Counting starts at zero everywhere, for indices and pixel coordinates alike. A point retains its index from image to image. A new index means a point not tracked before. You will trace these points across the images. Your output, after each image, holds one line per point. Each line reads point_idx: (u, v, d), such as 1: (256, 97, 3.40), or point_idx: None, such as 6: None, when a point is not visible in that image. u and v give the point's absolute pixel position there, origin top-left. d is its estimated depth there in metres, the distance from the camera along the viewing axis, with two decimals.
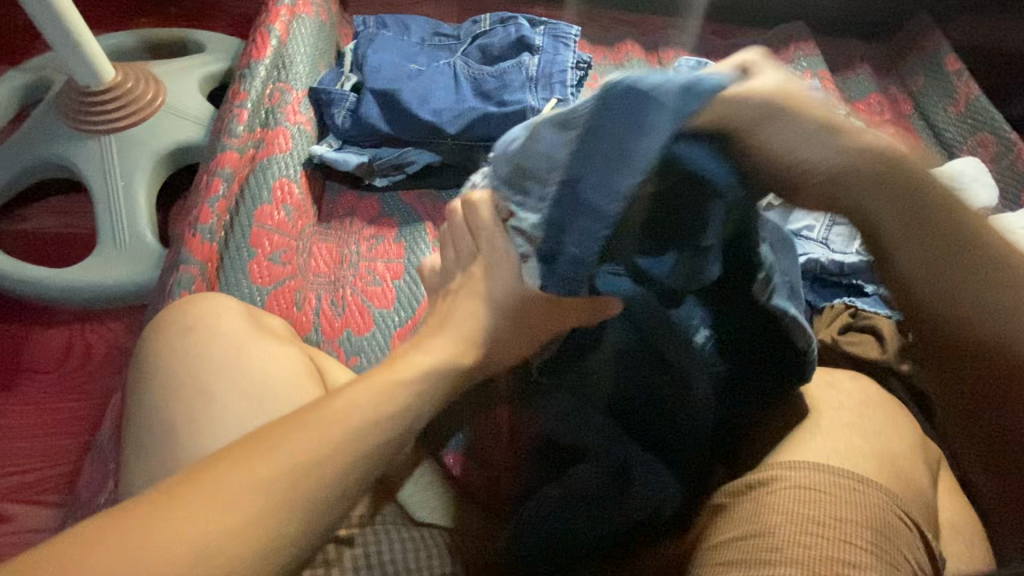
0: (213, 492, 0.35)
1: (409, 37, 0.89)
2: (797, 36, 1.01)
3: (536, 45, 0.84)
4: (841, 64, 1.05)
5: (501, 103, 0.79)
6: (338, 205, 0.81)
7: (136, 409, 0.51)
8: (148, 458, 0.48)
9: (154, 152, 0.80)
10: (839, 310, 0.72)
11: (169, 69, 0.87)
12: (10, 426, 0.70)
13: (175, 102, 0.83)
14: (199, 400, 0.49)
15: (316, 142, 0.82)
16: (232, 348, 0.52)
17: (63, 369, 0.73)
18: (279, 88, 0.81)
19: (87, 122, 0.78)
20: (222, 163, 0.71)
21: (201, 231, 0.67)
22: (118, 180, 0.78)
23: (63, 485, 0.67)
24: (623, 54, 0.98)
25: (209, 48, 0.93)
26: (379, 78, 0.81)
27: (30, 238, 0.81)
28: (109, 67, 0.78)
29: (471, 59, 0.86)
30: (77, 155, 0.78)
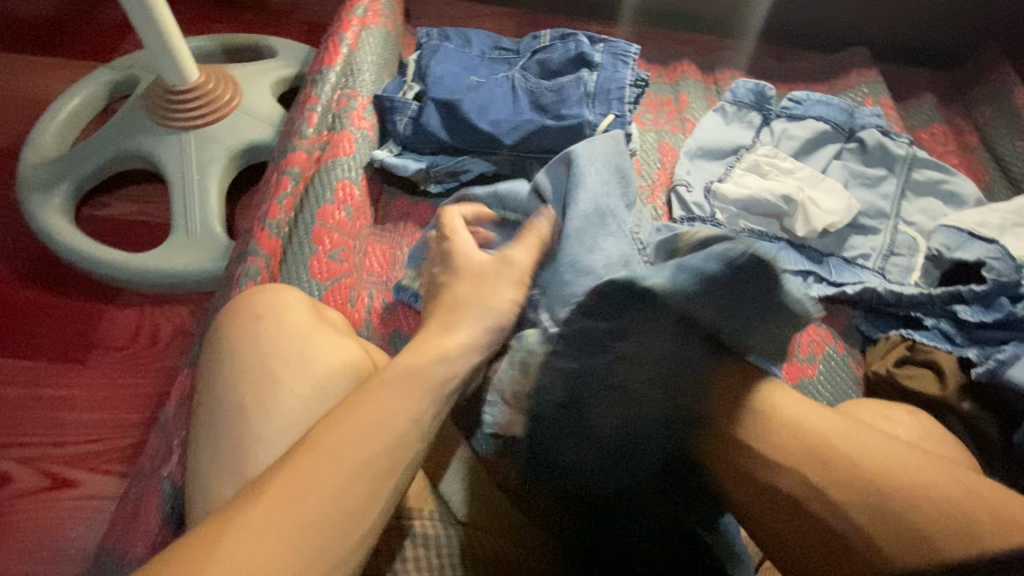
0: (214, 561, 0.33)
1: (470, 49, 0.92)
2: (859, 61, 1.00)
3: (595, 61, 0.86)
4: (903, 92, 1.03)
5: (559, 117, 0.81)
6: (394, 207, 0.83)
7: (207, 389, 0.54)
8: (216, 436, 0.50)
9: (227, 149, 0.85)
10: (894, 343, 0.70)
11: (245, 72, 0.92)
12: (84, 397, 0.75)
13: (249, 104, 0.88)
14: (268, 383, 0.52)
15: (377, 148, 0.85)
16: (298, 334, 0.55)
17: (133, 347, 0.78)
18: (346, 94, 0.84)
19: (169, 119, 0.84)
20: (292, 163, 0.76)
21: (269, 226, 0.71)
22: (195, 174, 0.83)
23: (127, 457, 0.72)
24: (679, 73, 0.99)
25: (282, 53, 0.98)
26: (441, 88, 0.84)
27: (109, 223, 0.87)
28: (194, 69, 0.83)
29: (530, 73, 0.88)
30: (158, 150, 0.84)
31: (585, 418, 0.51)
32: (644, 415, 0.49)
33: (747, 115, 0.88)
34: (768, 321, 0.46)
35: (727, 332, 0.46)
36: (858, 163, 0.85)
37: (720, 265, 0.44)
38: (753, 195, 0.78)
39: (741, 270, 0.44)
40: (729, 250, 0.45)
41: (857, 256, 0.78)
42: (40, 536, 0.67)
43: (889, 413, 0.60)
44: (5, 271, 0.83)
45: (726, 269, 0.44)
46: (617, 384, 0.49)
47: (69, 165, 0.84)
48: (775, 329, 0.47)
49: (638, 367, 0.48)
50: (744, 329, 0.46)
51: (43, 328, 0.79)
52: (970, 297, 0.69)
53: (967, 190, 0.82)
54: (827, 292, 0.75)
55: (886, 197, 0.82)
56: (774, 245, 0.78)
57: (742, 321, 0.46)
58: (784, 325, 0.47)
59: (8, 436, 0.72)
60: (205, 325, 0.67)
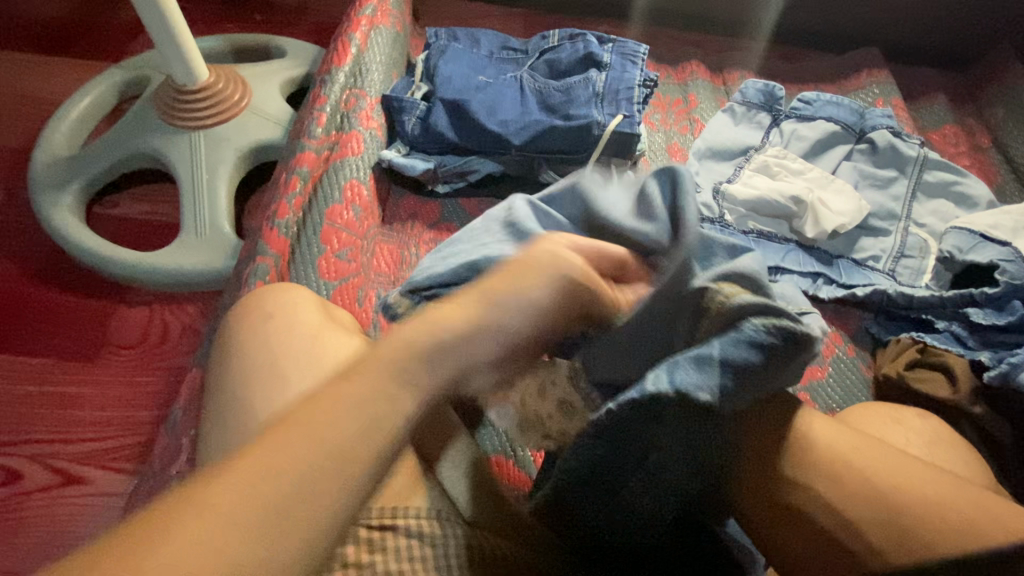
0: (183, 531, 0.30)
1: (478, 49, 0.92)
2: (870, 61, 0.99)
3: (604, 61, 0.86)
4: (914, 93, 1.02)
5: (567, 117, 0.80)
6: (401, 207, 0.83)
7: (216, 387, 0.54)
8: (224, 432, 0.51)
9: (237, 149, 0.85)
10: (906, 344, 0.69)
11: (255, 72, 0.92)
12: (93, 395, 0.76)
13: (259, 104, 0.88)
14: (275, 381, 0.52)
15: (385, 148, 0.85)
16: (307, 333, 0.55)
17: (142, 346, 0.79)
18: (355, 94, 0.84)
19: (178, 118, 0.84)
20: (301, 162, 0.76)
21: (278, 225, 0.71)
22: (204, 173, 0.83)
23: (136, 455, 0.72)
24: (688, 73, 0.99)
25: (291, 53, 0.98)
26: (449, 88, 0.84)
27: (119, 222, 0.88)
28: (204, 69, 0.83)
29: (538, 73, 0.88)
30: (168, 149, 0.84)
31: (622, 495, 0.47)
32: (679, 484, 0.46)
33: (756, 115, 0.88)
34: (789, 369, 0.47)
35: (756, 397, 0.47)
36: (868, 164, 0.84)
37: (750, 352, 0.44)
38: (762, 196, 0.78)
39: (781, 340, 0.45)
40: (755, 329, 0.45)
41: (867, 258, 0.77)
42: (51, 531, 0.67)
43: (898, 415, 0.59)
44: (16, 269, 0.83)
45: (760, 353, 0.45)
46: (644, 461, 0.47)
47: (80, 164, 0.85)
48: (785, 381, 0.48)
49: (672, 458, 0.46)
50: (771, 386, 0.47)
51: (53, 326, 0.80)
52: (983, 299, 0.69)
53: (979, 192, 0.81)
54: (837, 294, 0.75)
55: (896, 199, 0.81)
56: (783, 246, 0.77)
57: (767, 384, 0.47)
58: (799, 367, 0.49)
59: (19, 433, 0.73)
60: (215, 323, 0.67)
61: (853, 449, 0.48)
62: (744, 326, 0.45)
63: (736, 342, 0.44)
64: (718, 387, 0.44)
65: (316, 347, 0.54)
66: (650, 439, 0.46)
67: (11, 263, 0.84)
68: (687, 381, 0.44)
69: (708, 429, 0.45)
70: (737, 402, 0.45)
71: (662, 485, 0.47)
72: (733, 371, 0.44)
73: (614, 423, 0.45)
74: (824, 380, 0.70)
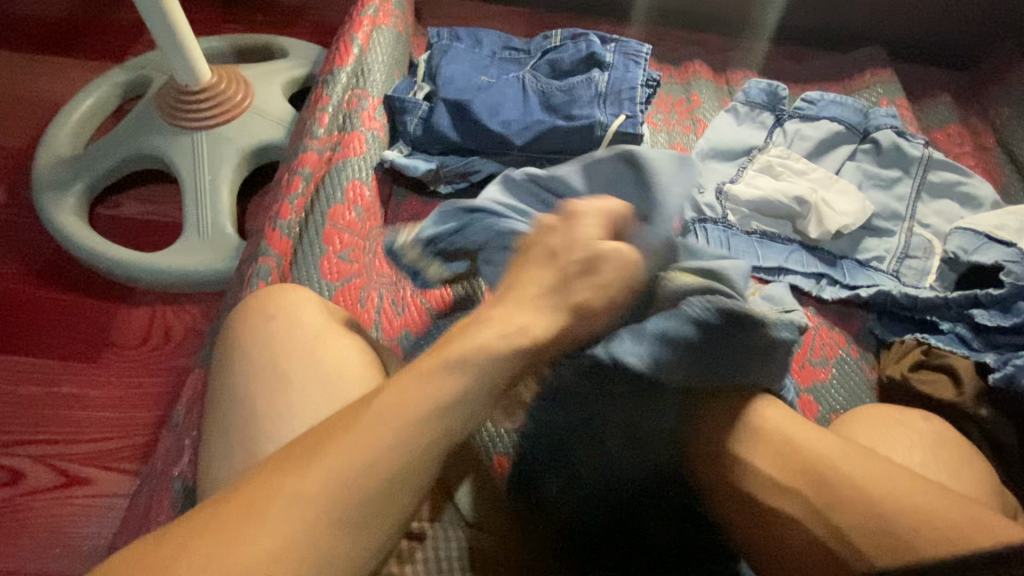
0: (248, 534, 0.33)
1: (480, 49, 0.92)
2: (874, 61, 0.99)
3: (606, 61, 0.85)
4: (918, 93, 1.02)
5: (569, 118, 0.80)
6: (403, 208, 0.83)
7: (219, 389, 0.54)
8: (227, 434, 0.51)
9: (239, 149, 0.85)
10: (910, 346, 0.69)
11: (257, 72, 0.92)
12: (96, 395, 0.76)
13: (261, 104, 0.88)
14: (277, 382, 0.52)
15: (387, 148, 0.85)
16: (309, 334, 0.55)
17: (145, 347, 0.79)
18: (357, 94, 0.84)
19: (180, 118, 0.84)
20: (303, 164, 0.76)
21: (280, 226, 0.71)
22: (206, 174, 0.83)
23: (139, 455, 0.73)
24: (690, 73, 0.98)
25: (293, 54, 0.98)
26: (451, 88, 0.84)
27: (121, 222, 0.88)
28: (206, 69, 0.83)
29: (541, 74, 0.87)
30: (171, 149, 0.84)
31: (568, 453, 0.52)
32: (626, 451, 0.51)
33: (759, 115, 0.88)
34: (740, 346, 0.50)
35: (703, 377, 0.50)
36: (872, 164, 0.84)
37: (685, 324, 0.49)
38: (766, 196, 0.77)
39: (720, 319, 0.49)
40: (696, 308, 0.49)
41: (871, 259, 0.77)
42: (54, 532, 0.67)
43: (903, 417, 0.59)
44: (20, 270, 0.83)
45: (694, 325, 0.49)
46: (591, 425, 0.51)
47: (82, 165, 0.85)
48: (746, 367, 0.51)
49: (616, 419, 0.51)
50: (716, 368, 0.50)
51: (56, 327, 0.80)
52: (987, 301, 0.68)
53: (984, 192, 0.81)
54: (841, 295, 0.74)
55: (900, 199, 0.81)
56: (786, 247, 0.77)
57: (711, 367, 0.50)
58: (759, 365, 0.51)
59: (22, 434, 0.73)
60: (217, 324, 0.68)
61: (856, 452, 0.48)
62: (684, 303, 0.49)
63: (673, 318, 0.49)
64: (654, 360, 0.49)
65: (319, 348, 0.54)
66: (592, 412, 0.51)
67: (15, 264, 0.84)
68: (624, 350, 0.49)
69: (660, 408, 0.51)
70: (679, 377, 0.50)
71: (609, 454, 0.51)
72: (672, 344, 0.49)
73: (560, 392, 0.51)
74: (827, 380, 0.69)
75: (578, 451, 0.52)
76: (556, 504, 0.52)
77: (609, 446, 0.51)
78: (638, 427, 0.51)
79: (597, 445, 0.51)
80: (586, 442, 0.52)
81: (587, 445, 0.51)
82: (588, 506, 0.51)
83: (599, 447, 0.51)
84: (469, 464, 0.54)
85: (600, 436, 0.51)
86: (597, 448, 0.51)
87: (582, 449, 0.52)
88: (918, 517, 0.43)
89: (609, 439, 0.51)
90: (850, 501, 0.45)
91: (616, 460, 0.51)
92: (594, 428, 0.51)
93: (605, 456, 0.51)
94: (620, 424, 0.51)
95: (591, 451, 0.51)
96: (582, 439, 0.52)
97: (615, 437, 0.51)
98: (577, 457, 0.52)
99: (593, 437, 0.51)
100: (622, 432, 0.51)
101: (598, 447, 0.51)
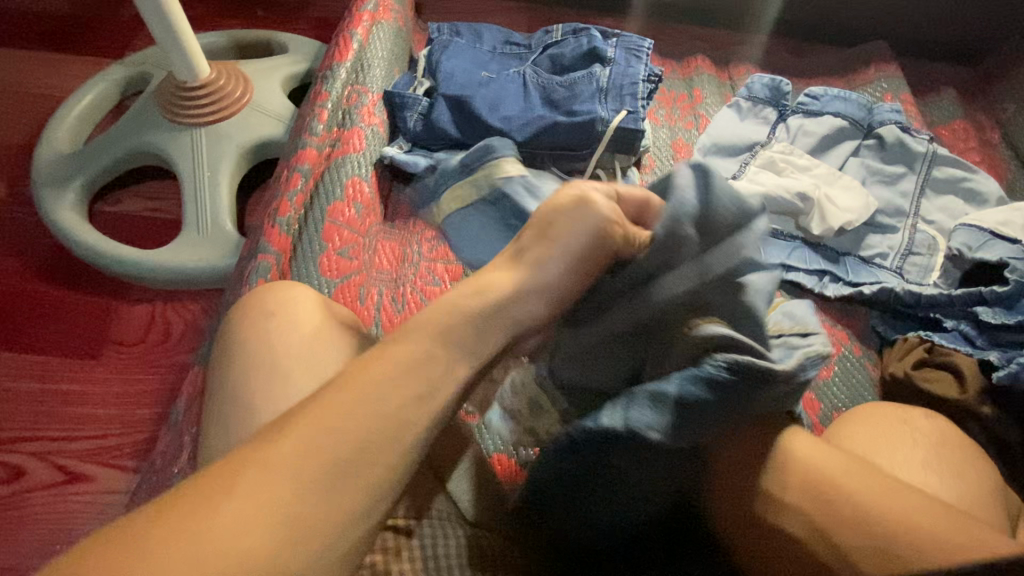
0: (211, 521, 0.30)
1: (481, 44, 0.91)
2: (878, 55, 0.98)
3: (607, 56, 0.85)
4: (922, 88, 1.01)
5: (570, 113, 0.80)
6: (403, 204, 0.83)
7: (217, 387, 0.54)
8: (226, 432, 0.50)
9: (239, 146, 0.85)
10: (912, 343, 0.69)
11: (256, 68, 0.92)
12: (96, 392, 0.76)
13: (260, 100, 0.88)
14: (276, 380, 0.51)
15: (387, 144, 0.85)
16: (308, 332, 0.55)
17: (145, 343, 0.79)
18: (357, 90, 0.84)
19: (179, 114, 0.84)
20: (302, 160, 0.75)
21: (279, 222, 0.71)
22: (205, 171, 0.83)
23: (139, 452, 0.73)
24: (693, 68, 0.97)
25: (292, 49, 0.98)
26: (452, 84, 0.83)
27: (122, 219, 0.88)
28: (205, 65, 0.83)
29: (541, 69, 0.87)
30: (170, 145, 0.84)
31: (583, 509, 0.47)
32: (637, 499, 0.47)
33: (762, 110, 0.87)
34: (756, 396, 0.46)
35: (718, 431, 0.47)
36: (876, 159, 0.83)
37: (694, 387, 0.45)
38: (768, 192, 0.76)
39: (736, 377, 0.45)
40: (717, 365, 0.45)
41: (875, 255, 0.76)
42: (55, 528, 0.68)
43: (906, 415, 0.59)
44: (19, 267, 0.83)
45: (711, 387, 0.45)
46: (605, 479, 0.47)
47: (82, 162, 0.85)
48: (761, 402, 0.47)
49: (634, 475, 0.46)
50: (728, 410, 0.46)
51: (56, 324, 0.80)
52: (992, 298, 0.67)
53: (989, 188, 0.80)
54: (843, 293, 0.74)
55: (905, 195, 0.80)
56: (789, 243, 0.76)
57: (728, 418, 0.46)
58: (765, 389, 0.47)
59: (22, 430, 0.73)
60: (217, 321, 0.67)
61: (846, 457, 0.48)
62: (709, 359, 0.46)
63: (691, 377, 0.45)
64: (671, 425, 0.45)
65: (318, 345, 0.54)
66: (606, 462, 0.46)
67: (15, 260, 0.84)
68: (644, 408, 0.45)
69: (678, 462, 0.47)
70: (697, 439, 0.46)
71: (624, 506, 0.47)
72: (688, 396, 0.45)
73: (582, 445, 0.46)
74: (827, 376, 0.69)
75: (591, 506, 0.47)
76: (567, 539, 0.48)
77: (622, 499, 0.47)
78: (654, 479, 0.46)
79: (611, 498, 0.47)
80: (601, 495, 0.47)
81: (601, 497, 0.47)
82: (598, 547, 0.49)
83: (614, 499, 0.47)
84: (469, 459, 0.54)
85: (617, 489, 0.47)
86: (609, 500, 0.47)
87: (593, 502, 0.47)
88: (914, 518, 0.43)
89: (624, 493, 0.47)
90: (849, 503, 0.45)
91: (627, 510, 0.47)
92: (610, 481, 0.46)
93: (618, 509, 0.47)
94: (637, 479, 0.46)
95: (603, 504, 0.47)
96: (597, 492, 0.47)
97: (628, 488, 0.46)
98: (590, 512, 0.47)
99: (610, 490, 0.47)
100: (636, 485, 0.46)
101: (611, 498, 0.47)
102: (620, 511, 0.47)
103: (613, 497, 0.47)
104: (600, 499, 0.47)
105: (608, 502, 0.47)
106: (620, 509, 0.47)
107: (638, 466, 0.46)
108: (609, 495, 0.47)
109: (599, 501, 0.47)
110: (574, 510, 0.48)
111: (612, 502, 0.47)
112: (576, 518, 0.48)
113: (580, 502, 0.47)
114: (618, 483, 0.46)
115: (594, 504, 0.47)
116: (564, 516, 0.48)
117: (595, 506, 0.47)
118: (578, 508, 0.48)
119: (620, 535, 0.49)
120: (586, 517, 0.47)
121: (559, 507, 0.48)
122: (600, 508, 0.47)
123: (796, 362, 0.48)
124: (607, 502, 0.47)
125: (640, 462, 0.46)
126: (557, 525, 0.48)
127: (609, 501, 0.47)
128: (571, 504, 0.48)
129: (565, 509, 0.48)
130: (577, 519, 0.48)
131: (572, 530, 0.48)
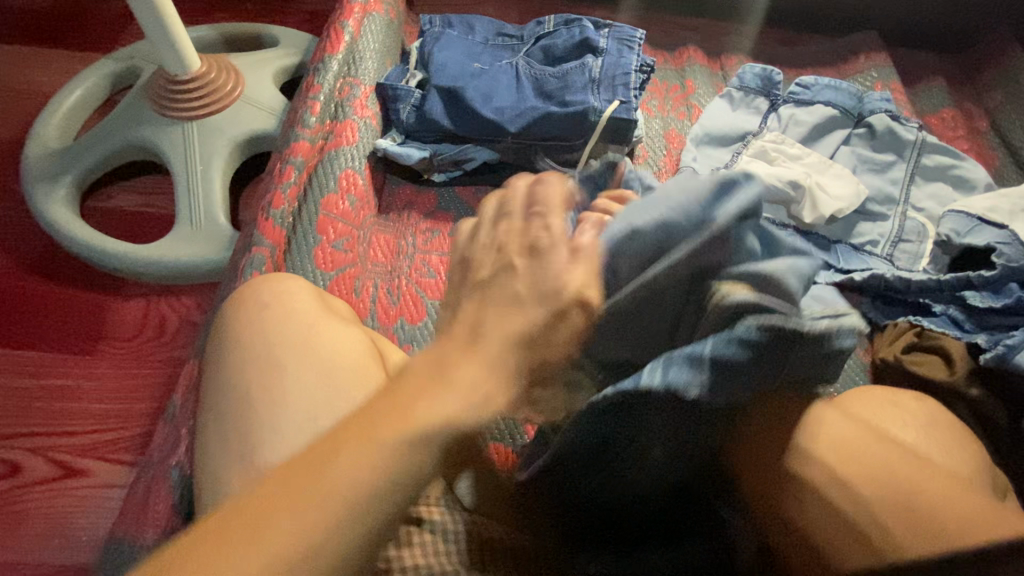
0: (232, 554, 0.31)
1: (473, 36, 0.91)
2: (869, 45, 0.98)
3: (600, 47, 0.85)
4: (912, 78, 1.02)
5: (563, 104, 0.80)
6: (397, 197, 0.83)
7: (213, 379, 0.54)
8: (224, 423, 0.51)
9: (230, 139, 0.84)
10: (903, 328, 0.70)
11: (247, 62, 0.91)
12: (92, 387, 0.76)
13: (252, 93, 0.87)
14: (273, 373, 0.52)
15: (380, 137, 0.85)
16: (305, 323, 0.55)
17: (140, 338, 0.79)
18: (349, 83, 0.83)
19: (170, 107, 0.83)
20: (295, 153, 0.75)
21: (273, 215, 0.70)
22: (198, 165, 0.82)
23: (136, 447, 0.73)
24: (685, 59, 0.98)
25: (283, 42, 0.97)
26: (444, 75, 0.83)
27: (114, 215, 0.87)
28: (195, 58, 0.82)
29: (534, 60, 0.87)
30: (161, 139, 0.83)
31: (608, 469, 0.48)
32: (666, 458, 0.47)
33: (754, 100, 0.87)
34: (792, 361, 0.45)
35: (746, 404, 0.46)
36: (866, 148, 0.83)
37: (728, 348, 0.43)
38: (760, 181, 0.77)
39: (768, 338, 0.42)
40: (747, 328, 0.43)
41: (865, 243, 0.77)
42: (53, 523, 0.68)
43: (895, 398, 0.60)
44: (11, 263, 0.83)
45: (743, 351, 0.43)
46: (632, 442, 0.47)
47: (72, 157, 0.84)
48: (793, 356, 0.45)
49: (661, 439, 0.46)
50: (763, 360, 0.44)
51: (50, 320, 0.79)
52: (979, 282, 0.68)
53: (977, 175, 0.81)
54: (834, 280, 0.74)
55: (895, 183, 0.81)
56: (782, 231, 0.77)
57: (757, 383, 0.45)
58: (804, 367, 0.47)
59: (18, 427, 0.73)
60: (212, 314, 0.67)
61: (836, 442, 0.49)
62: (738, 323, 0.43)
63: (724, 339, 0.43)
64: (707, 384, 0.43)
65: (316, 337, 0.54)
66: (634, 427, 0.46)
67: (7, 257, 0.83)
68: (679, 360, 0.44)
69: (711, 420, 0.45)
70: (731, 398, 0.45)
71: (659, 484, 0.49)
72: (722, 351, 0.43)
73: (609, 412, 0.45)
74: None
75: (619, 465, 0.48)
76: (586, 498, 0.50)
77: (648, 459, 0.47)
78: (682, 438, 0.46)
79: (635, 459, 0.47)
80: (627, 457, 0.47)
81: (628, 460, 0.47)
82: (619, 504, 0.50)
83: (640, 462, 0.47)
84: None
85: (640, 450, 0.47)
86: (635, 460, 0.47)
87: (616, 466, 0.48)
88: None
89: (652, 452, 0.47)
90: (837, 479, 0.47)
91: (655, 466, 0.47)
92: (636, 441, 0.46)
93: (646, 468, 0.48)
94: (662, 439, 0.46)
95: (630, 464, 0.48)
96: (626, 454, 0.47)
97: (653, 450, 0.46)
98: (617, 471, 0.48)
99: (636, 450, 0.47)
100: (661, 447, 0.46)
101: (635, 458, 0.47)
102: (647, 470, 0.48)
103: (637, 459, 0.47)
104: (631, 461, 0.47)
105: (637, 462, 0.47)
106: (648, 469, 0.48)
107: (668, 428, 0.45)
108: (637, 455, 0.47)
109: (621, 462, 0.48)
110: (601, 471, 0.48)
111: (639, 462, 0.47)
112: (605, 480, 0.49)
113: (606, 464, 0.48)
114: (642, 445, 0.46)
115: (623, 465, 0.48)
116: (591, 477, 0.49)
117: (621, 467, 0.48)
118: (604, 470, 0.48)
119: (645, 492, 0.49)
120: (614, 477, 0.48)
121: (588, 470, 0.48)
122: (629, 468, 0.48)
123: (832, 325, 0.44)
124: (637, 462, 0.47)
125: (666, 425, 0.45)
126: (582, 486, 0.49)
127: (634, 463, 0.47)
128: (602, 466, 0.48)
129: (591, 471, 0.48)
130: (606, 479, 0.48)
131: (595, 487, 0.49)
